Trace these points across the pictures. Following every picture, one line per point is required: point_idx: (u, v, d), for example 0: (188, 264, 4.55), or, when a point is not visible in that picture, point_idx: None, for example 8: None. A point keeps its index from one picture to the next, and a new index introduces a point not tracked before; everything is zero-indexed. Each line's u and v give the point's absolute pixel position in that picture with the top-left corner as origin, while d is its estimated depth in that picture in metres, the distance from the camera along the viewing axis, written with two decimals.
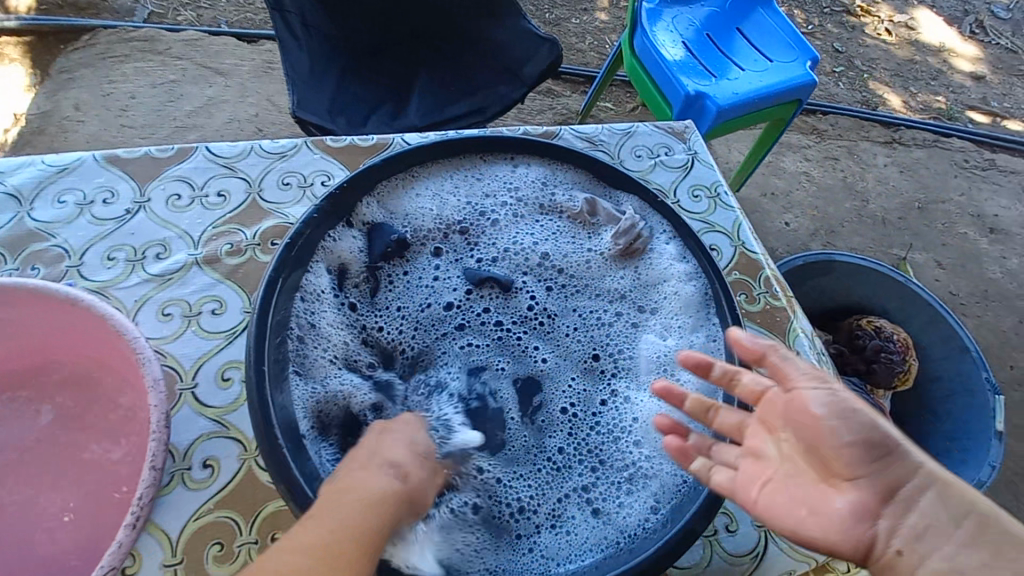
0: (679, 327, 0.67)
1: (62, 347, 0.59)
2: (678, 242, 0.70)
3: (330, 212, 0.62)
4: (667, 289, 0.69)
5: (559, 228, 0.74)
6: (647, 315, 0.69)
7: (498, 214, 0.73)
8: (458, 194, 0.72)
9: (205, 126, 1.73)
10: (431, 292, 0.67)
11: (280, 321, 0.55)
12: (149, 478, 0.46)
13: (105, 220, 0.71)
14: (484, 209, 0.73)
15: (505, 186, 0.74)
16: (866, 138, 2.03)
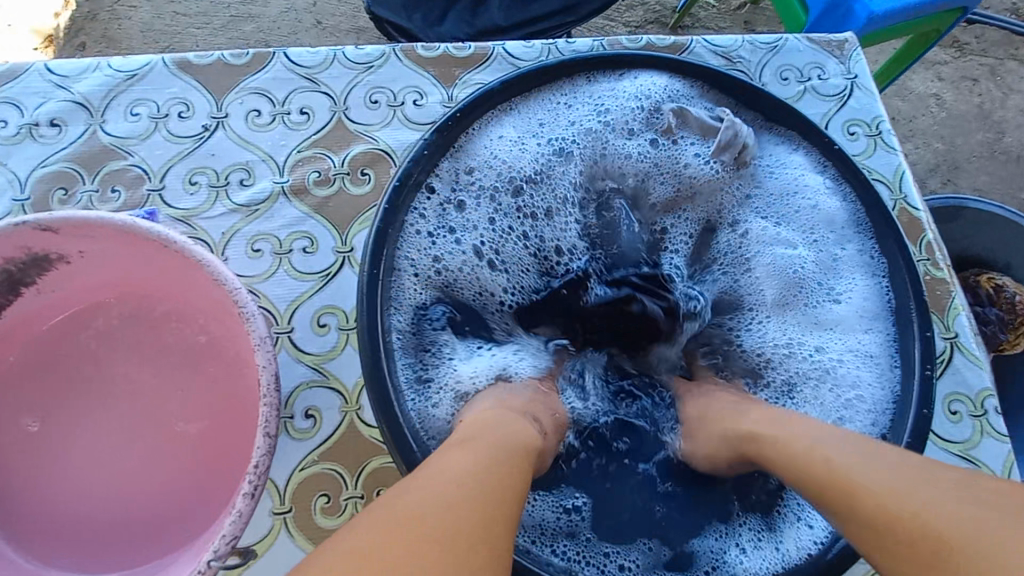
0: (817, 253, 0.59)
1: (150, 282, 0.54)
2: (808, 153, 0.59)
3: (419, 172, 0.52)
4: (800, 211, 0.60)
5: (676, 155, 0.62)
6: (777, 238, 0.60)
7: (603, 147, 0.61)
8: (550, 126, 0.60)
9: (260, 16, 1.58)
10: (525, 237, 0.59)
11: (385, 302, 0.48)
12: (264, 446, 0.42)
13: (184, 139, 0.64)
14: (585, 142, 0.61)
15: (604, 111, 0.61)
16: (1016, 55, 1.70)
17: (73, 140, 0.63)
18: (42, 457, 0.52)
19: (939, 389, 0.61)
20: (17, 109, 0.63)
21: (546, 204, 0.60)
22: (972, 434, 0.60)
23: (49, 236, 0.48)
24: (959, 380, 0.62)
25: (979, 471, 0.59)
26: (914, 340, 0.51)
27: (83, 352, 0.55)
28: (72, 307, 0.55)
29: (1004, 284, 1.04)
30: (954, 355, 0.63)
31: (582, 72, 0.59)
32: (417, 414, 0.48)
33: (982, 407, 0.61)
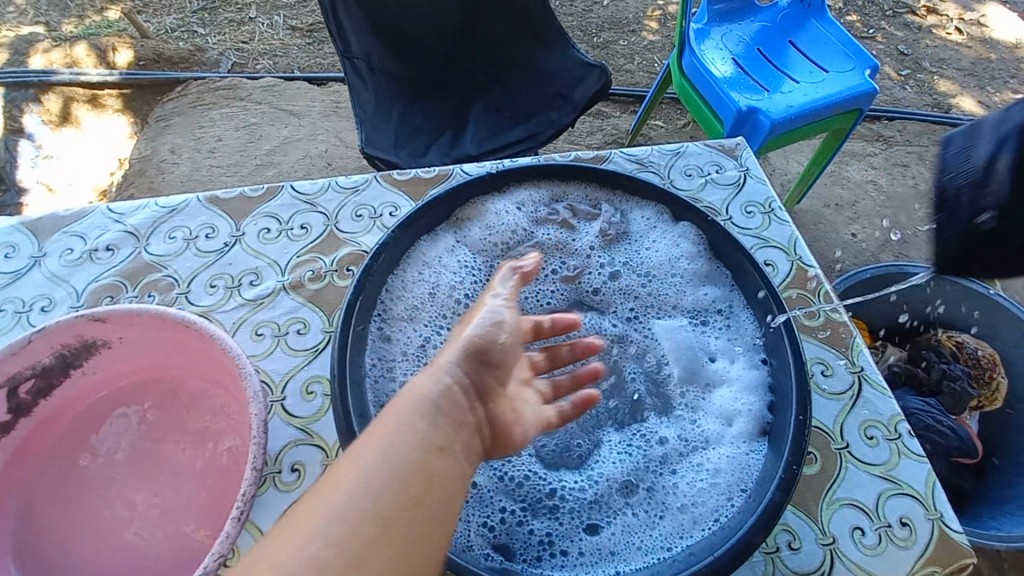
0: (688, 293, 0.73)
1: (172, 361, 0.67)
2: (668, 227, 0.75)
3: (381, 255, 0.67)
4: (673, 273, 0.74)
5: (579, 238, 0.78)
6: (659, 304, 0.74)
7: (528, 239, 0.77)
8: (487, 226, 0.76)
9: (281, 163, 1.89)
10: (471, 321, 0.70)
11: (355, 355, 0.61)
12: (251, 477, 0.52)
13: (207, 252, 0.81)
14: (512, 237, 0.77)
15: (517, 209, 0.78)
16: (939, 143, 1.93)
17: (122, 260, 0.80)
18: (72, 517, 0.62)
19: (853, 417, 0.69)
20: (82, 240, 0.81)
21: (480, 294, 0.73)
22: (890, 456, 0.67)
23: (100, 326, 0.62)
24: (871, 408, 0.70)
25: (901, 490, 0.64)
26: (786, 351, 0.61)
27: (116, 424, 0.67)
28: (103, 388, 0.68)
29: (964, 340, 1.24)
30: (863, 387, 0.71)
31: (506, 180, 0.77)
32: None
33: (896, 430, 0.68)
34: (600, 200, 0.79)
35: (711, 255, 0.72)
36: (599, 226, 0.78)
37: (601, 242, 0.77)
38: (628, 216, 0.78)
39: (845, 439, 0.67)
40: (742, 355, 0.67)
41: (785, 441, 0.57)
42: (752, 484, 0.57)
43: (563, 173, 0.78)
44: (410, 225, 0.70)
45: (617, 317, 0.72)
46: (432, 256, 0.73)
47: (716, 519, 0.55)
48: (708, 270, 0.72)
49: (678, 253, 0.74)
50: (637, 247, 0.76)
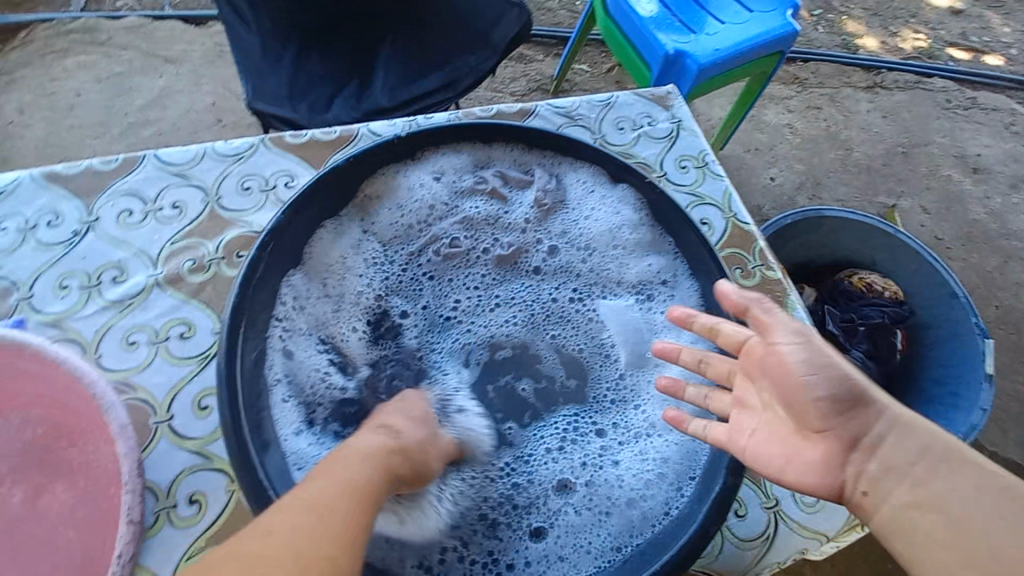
0: (625, 261, 0.69)
1: (12, 389, 0.54)
2: (602, 193, 0.69)
3: (269, 253, 0.55)
4: (609, 241, 0.69)
5: (512, 209, 0.70)
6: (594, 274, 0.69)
7: (454, 215, 0.69)
8: (403, 202, 0.67)
9: (160, 121, 1.62)
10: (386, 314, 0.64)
11: (250, 375, 0.51)
12: (127, 533, 0.44)
13: (52, 245, 0.65)
14: (432, 214, 0.68)
15: (435, 179, 0.68)
16: (848, 84, 1.98)
17: None
18: None
19: None
20: None
21: (397, 281, 0.65)
22: None
23: None
24: None
25: None
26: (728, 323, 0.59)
27: None
28: None
29: (873, 280, 1.31)
30: None
31: (420, 145, 0.66)
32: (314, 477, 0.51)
33: None
34: (531, 163, 0.70)
35: (652, 221, 0.67)
36: (533, 195, 0.70)
37: (535, 212, 0.71)
38: (564, 181, 0.71)
39: None
40: (686, 325, 0.64)
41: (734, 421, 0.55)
42: (701, 472, 0.55)
43: (487, 135, 0.68)
44: (303, 207, 0.59)
45: (560, 297, 0.67)
46: (342, 247, 0.64)
47: (665, 513, 0.53)
48: (651, 238, 0.67)
49: (619, 220, 0.68)
50: (575, 215, 0.70)
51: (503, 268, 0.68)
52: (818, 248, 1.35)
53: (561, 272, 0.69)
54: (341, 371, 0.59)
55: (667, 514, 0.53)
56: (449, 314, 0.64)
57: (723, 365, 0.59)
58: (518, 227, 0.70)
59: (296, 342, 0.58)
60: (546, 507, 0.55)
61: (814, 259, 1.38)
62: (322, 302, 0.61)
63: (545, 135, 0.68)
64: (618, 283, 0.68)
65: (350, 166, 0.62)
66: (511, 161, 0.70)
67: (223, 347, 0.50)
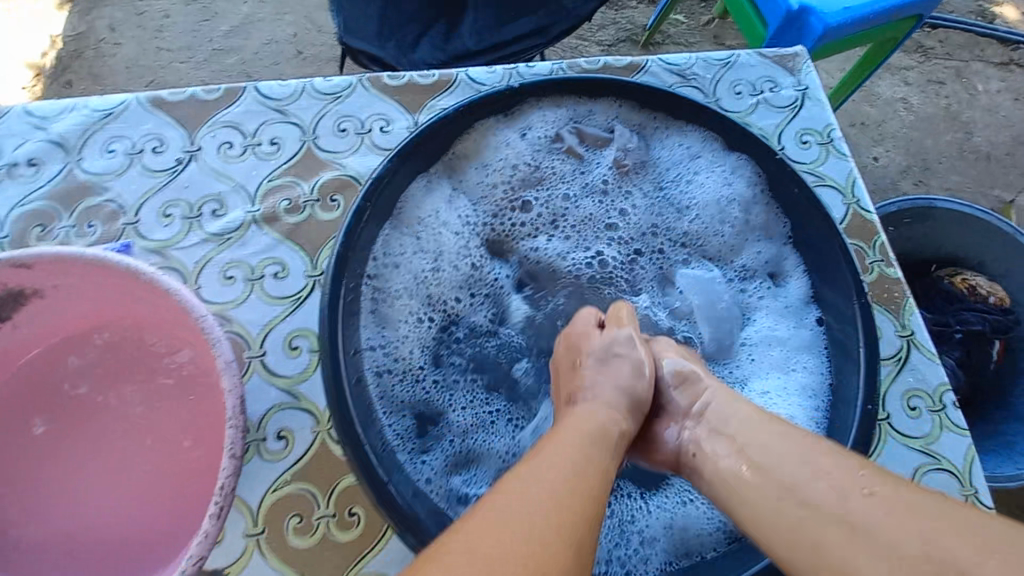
0: (718, 229, 0.64)
1: (123, 311, 0.56)
2: (703, 155, 0.63)
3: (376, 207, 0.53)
4: (702, 206, 0.64)
5: (589, 171, 0.66)
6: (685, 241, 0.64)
7: (535, 178, 0.65)
8: (489, 163, 0.63)
9: (242, 48, 1.62)
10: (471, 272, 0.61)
11: (350, 332, 0.50)
12: (230, 467, 0.44)
13: (156, 171, 0.66)
14: (516, 173, 0.64)
15: (522, 136, 0.63)
16: (980, 58, 1.75)
17: (51, 179, 0.65)
18: (29, 487, 0.54)
19: (897, 386, 0.63)
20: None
21: (480, 237, 0.63)
22: (932, 428, 0.62)
23: (25, 274, 0.49)
24: (918, 376, 0.64)
25: (940, 465, 0.60)
26: (855, 318, 0.53)
27: (66, 382, 0.57)
28: (43, 341, 0.57)
29: (978, 283, 1.19)
30: (911, 353, 0.65)
31: (522, 100, 0.61)
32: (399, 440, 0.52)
33: (941, 401, 0.63)
34: (618, 122, 0.65)
35: (763, 193, 0.60)
36: (612, 156, 0.65)
37: (619, 176, 0.65)
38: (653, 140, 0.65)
39: (886, 409, 0.62)
40: (786, 301, 0.60)
41: (849, 427, 0.50)
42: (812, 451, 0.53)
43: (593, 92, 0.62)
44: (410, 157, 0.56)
45: (648, 263, 0.64)
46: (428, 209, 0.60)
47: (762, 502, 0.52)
48: (763, 215, 0.61)
49: (715, 190, 0.63)
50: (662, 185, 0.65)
51: (592, 232, 0.64)
52: (924, 243, 1.22)
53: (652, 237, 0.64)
54: (428, 330, 0.58)
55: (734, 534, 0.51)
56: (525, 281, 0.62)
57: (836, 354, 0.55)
58: (600, 190, 0.65)
59: (383, 300, 0.56)
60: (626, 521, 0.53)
61: (919, 257, 1.24)
62: (407, 269, 0.58)
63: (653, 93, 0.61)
64: (704, 257, 0.64)
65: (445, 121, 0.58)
66: (611, 118, 0.65)
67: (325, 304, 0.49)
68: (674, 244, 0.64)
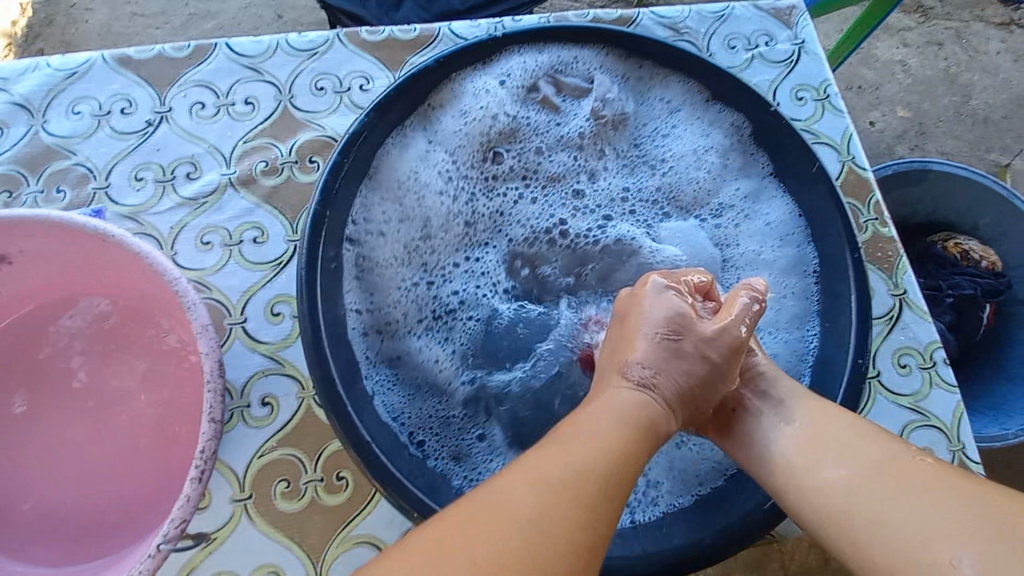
0: (710, 175, 0.61)
1: (97, 277, 0.54)
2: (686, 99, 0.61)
3: (354, 162, 0.52)
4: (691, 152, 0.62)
5: (565, 122, 0.63)
6: (674, 190, 0.62)
7: (511, 132, 0.62)
8: (466, 114, 0.60)
9: (219, 12, 1.55)
10: (451, 230, 0.59)
11: (327, 293, 0.48)
12: (209, 431, 0.43)
13: (126, 134, 0.63)
14: (492, 124, 0.61)
15: (498, 86, 0.60)
16: (980, 18, 1.71)
17: (15, 142, 0.62)
18: (8, 457, 0.53)
19: (888, 344, 0.63)
20: None
21: (459, 193, 0.60)
22: (921, 385, 0.62)
23: None
24: (909, 335, 0.63)
25: (928, 421, 0.61)
26: (846, 271, 0.52)
27: (41, 352, 0.56)
28: (16, 309, 0.56)
29: (971, 248, 1.18)
30: (903, 311, 0.64)
31: (498, 50, 0.59)
32: (386, 404, 0.51)
33: (931, 358, 0.62)
34: (597, 69, 0.62)
35: (750, 135, 0.59)
36: (590, 108, 0.62)
37: (601, 127, 0.63)
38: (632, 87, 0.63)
39: (876, 367, 0.62)
40: (775, 242, 0.58)
41: (838, 384, 0.49)
42: None
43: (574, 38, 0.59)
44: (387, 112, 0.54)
45: (638, 213, 0.61)
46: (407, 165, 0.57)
47: None
48: (742, 157, 0.60)
49: (696, 139, 0.61)
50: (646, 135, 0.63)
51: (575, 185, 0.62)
52: (918, 206, 1.20)
53: (637, 188, 0.62)
54: (410, 291, 0.56)
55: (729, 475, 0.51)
56: (506, 239, 0.60)
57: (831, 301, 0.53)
58: (582, 144, 0.63)
59: (363, 264, 0.54)
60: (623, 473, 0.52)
61: (911, 219, 1.23)
62: (390, 230, 0.56)
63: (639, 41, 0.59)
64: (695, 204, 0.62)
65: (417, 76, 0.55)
66: (593, 67, 0.62)
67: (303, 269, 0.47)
68: (663, 195, 0.62)
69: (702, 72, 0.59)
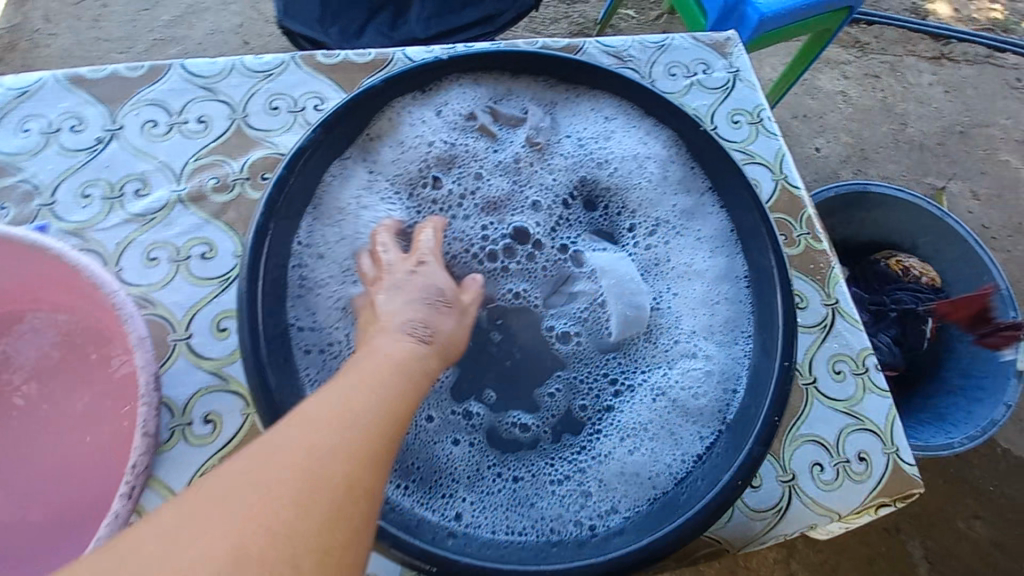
0: (647, 194, 0.64)
1: (36, 292, 0.54)
2: (620, 122, 0.65)
3: (300, 174, 0.53)
4: (627, 172, 0.65)
5: (503, 149, 0.65)
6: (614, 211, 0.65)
7: (450, 156, 0.64)
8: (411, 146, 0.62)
9: (185, 38, 1.57)
10: None
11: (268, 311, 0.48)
12: (142, 446, 0.42)
13: (74, 151, 0.63)
14: (431, 153, 0.63)
15: (436, 114, 0.63)
16: (913, 53, 1.84)
17: None
18: None
19: (823, 352, 0.66)
20: None
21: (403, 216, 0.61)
22: (855, 391, 0.65)
23: None
24: (842, 342, 0.67)
25: (863, 425, 0.63)
26: (772, 274, 0.55)
27: None
28: None
29: (911, 265, 1.25)
30: (836, 320, 0.67)
31: (443, 78, 0.62)
32: None
33: (863, 364, 0.66)
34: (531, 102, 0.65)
35: (683, 158, 0.63)
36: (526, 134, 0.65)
37: (540, 156, 0.66)
38: (570, 111, 0.66)
39: (813, 374, 0.65)
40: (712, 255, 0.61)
41: (769, 384, 0.51)
42: (733, 416, 0.53)
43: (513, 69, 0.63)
44: (337, 128, 0.55)
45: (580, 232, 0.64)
46: (350, 196, 0.59)
47: (721, 423, 0.54)
48: (680, 177, 0.63)
49: (632, 162, 0.65)
50: (587, 160, 0.66)
51: (523, 206, 0.64)
52: (861, 225, 1.27)
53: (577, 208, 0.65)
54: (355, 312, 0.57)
55: (678, 478, 0.51)
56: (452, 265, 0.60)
57: (761, 306, 0.56)
58: (524, 175, 0.65)
59: (301, 286, 0.54)
60: (570, 482, 0.52)
61: (855, 238, 1.30)
62: (334, 258, 0.57)
63: (583, 70, 0.63)
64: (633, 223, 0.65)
65: (357, 101, 0.56)
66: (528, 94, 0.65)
67: (244, 289, 0.47)
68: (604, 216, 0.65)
69: (635, 94, 0.63)
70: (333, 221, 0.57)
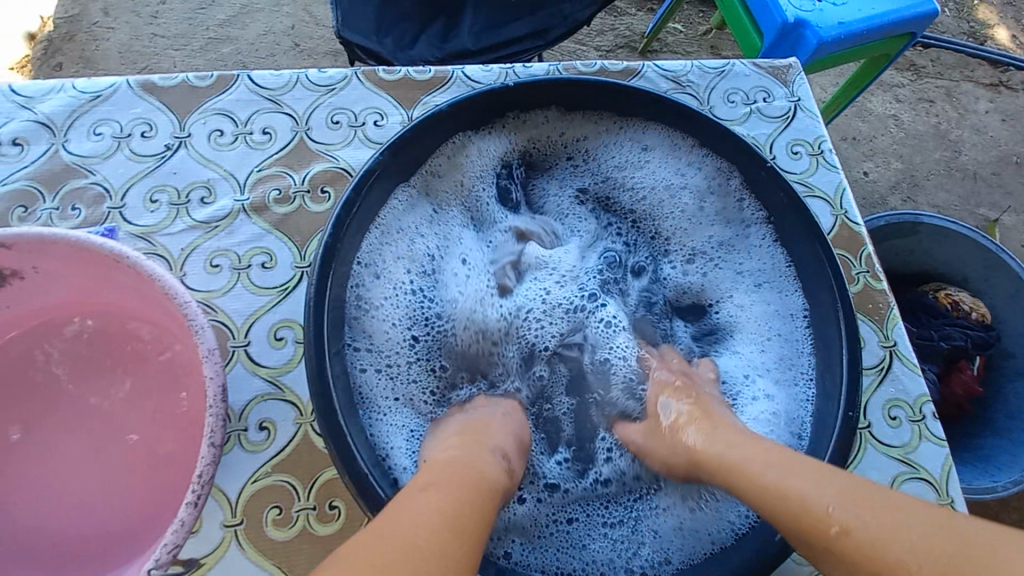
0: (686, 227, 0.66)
1: (106, 295, 0.55)
2: (662, 154, 0.65)
3: (363, 203, 0.53)
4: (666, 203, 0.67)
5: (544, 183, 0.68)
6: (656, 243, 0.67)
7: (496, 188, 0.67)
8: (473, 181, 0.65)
9: (239, 38, 1.60)
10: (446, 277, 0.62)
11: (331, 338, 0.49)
12: (209, 456, 0.43)
13: (145, 156, 0.65)
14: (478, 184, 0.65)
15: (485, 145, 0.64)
16: (969, 79, 1.78)
17: (35, 159, 0.64)
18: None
19: (878, 396, 0.64)
20: None
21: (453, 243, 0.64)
22: (911, 438, 0.63)
23: (5, 253, 0.49)
24: (899, 386, 0.65)
25: (918, 474, 0.61)
26: (837, 319, 0.53)
27: (45, 366, 0.57)
28: (21, 324, 0.57)
29: (962, 299, 1.20)
30: (893, 363, 0.65)
31: (502, 109, 0.62)
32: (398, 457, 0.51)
33: (920, 411, 0.64)
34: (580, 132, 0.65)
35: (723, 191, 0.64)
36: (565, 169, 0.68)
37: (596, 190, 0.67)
38: (618, 140, 0.66)
39: (867, 418, 0.63)
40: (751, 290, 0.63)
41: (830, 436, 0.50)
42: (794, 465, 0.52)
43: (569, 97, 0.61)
44: (400, 155, 0.56)
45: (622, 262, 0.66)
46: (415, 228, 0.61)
47: None
48: (723, 209, 0.64)
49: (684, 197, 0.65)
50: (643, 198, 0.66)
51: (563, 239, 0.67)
52: (911, 256, 1.22)
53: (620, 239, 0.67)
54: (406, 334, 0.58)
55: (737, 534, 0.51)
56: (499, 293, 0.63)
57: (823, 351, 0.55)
58: (570, 213, 0.68)
59: (359, 312, 0.55)
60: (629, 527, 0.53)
61: (902, 269, 1.26)
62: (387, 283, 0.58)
63: (642, 101, 0.61)
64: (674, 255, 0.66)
65: (416, 130, 0.56)
66: (580, 122, 0.65)
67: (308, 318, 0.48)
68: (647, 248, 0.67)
69: (694, 126, 0.61)
70: (387, 248, 0.58)
